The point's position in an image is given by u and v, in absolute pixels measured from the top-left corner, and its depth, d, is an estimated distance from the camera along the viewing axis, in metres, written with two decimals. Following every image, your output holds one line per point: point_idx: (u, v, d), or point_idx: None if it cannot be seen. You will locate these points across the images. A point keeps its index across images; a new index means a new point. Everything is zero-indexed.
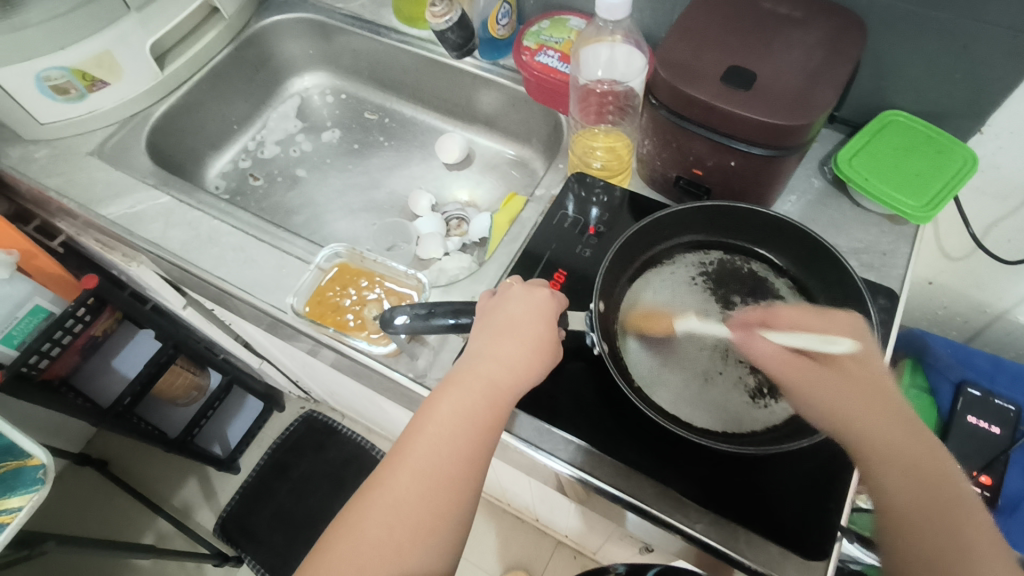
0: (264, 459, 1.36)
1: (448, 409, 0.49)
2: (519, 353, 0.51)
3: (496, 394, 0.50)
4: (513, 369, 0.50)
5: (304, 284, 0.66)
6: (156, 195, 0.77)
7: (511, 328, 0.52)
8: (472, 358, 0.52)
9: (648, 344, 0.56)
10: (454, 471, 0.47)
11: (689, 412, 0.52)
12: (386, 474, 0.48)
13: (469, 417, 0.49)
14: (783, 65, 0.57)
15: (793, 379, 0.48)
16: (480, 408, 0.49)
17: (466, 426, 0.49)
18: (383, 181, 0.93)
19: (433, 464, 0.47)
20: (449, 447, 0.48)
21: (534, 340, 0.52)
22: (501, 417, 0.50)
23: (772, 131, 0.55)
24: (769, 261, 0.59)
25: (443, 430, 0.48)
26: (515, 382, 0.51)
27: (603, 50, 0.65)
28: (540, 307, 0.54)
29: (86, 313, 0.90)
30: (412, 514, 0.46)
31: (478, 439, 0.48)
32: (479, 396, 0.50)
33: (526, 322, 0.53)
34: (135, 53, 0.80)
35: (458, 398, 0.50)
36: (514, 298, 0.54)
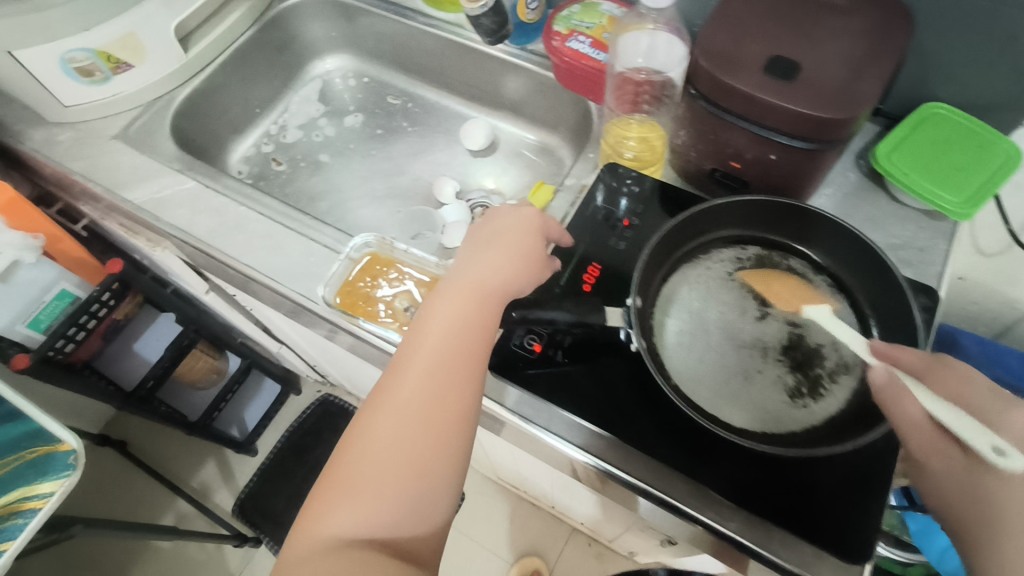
0: (281, 442, 1.37)
1: (443, 316, 0.51)
2: (506, 259, 0.54)
3: (488, 296, 0.52)
4: (501, 272, 0.53)
5: (333, 274, 0.65)
6: (182, 180, 0.77)
7: (498, 239, 0.55)
8: (462, 269, 0.54)
9: (685, 340, 0.55)
10: (458, 367, 0.49)
11: (727, 411, 0.52)
12: (392, 382, 0.49)
13: (464, 320, 0.50)
14: (828, 56, 0.55)
15: (925, 451, 0.42)
16: (474, 311, 0.51)
17: (461, 329, 0.50)
18: (407, 167, 0.92)
19: (433, 366, 0.49)
20: (446, 349, 0.49)
21: (521, 249, 0.54)
22: (494, 315, 0.51)
23: (815, 124, 0.53)
24: (807, 257, 0.58)
25: (440, 335, 0.50)
26: (505, 284, 0.52)
27: (643, 38, 0.65)
28: (524, 219, 0.56)
29: (111, 298, 0.90)
30: (419, 417, 0.47)
31: (475, 340, 0.50)
32: (470, 297, 0.51)
33: (513, 235, 0.55)
34: (160, 36, 0.79)
35: (451, 304, 0.51)
36: (502, 216, 0.57)
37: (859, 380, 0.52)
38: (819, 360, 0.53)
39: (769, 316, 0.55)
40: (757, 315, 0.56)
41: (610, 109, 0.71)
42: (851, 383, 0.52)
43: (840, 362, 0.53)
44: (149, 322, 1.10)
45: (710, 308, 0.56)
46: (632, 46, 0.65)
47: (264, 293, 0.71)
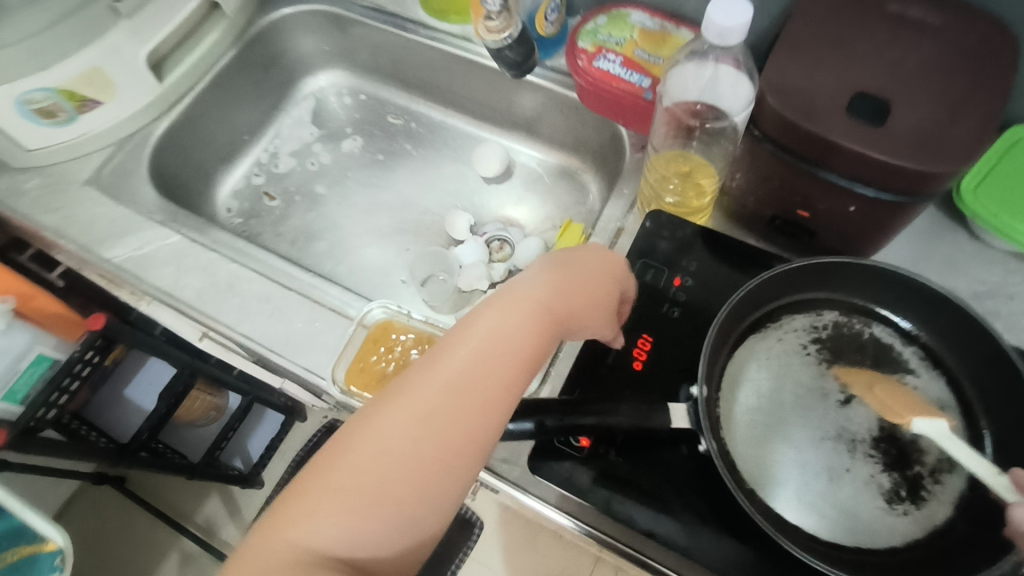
0: (287, 475, 1.29)
1: (493, 325, 0.41)
2: (577, 293, 0.45)
3: (546, 321, 0.43)
4: (569, 305, 0.44)
5: (346, 346, 0.59)
6: (165, 234, 0.68)
7: (574, 271, 0.46)
8: (526, 284, 0.44)
9: (758, 432, 0.47)
10: (493, 400, 0.39)
11: (814, 521, 0.44)
12: (420, 382, 0.39)
13: (514, 338, 0.41)
14: (920, 91, 0.46)
15: None
16: (528, 333, 0.41)
17: (508, 347, 0.41)
18: (414, 198, 0.84)
19: (467, 380, 0.39)
20: (486, 364, 0.40)
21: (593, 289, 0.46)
22: (547, 346, 0.42)
23: (912, 178, 0.44)
24: (894, 325, 0.51)
25: (484, 345, 0.40)
26: (567, 316, 0.44)
27: (706, 69, 0.55)
28: (602, 260, 0.48)
29: (95, 355, 0.81)
30: (438, 434, 0.37)
31: (518, 363, 0.41)
32: (529, 317, 0.42)
33: (590, 272, 0.47)
34: (129, 67, 0.69)
35: (506, 317, 0.41)
36: (584, 252, 0.48)
37: (967, 480, 0.45)
38: (918, 455, 0.46)
39: (854, 399, 0.48)
40: (840, 399, 0.48)
41: (654, 143, 0.61)
42: (958, 484, 0.45)
43: (940, 457, 0.46)
44: (137, 366, 1.06)
45: (785, 389, 0.49)
46: (692, 79, 0.56)
47: (264, 364, 0.63)
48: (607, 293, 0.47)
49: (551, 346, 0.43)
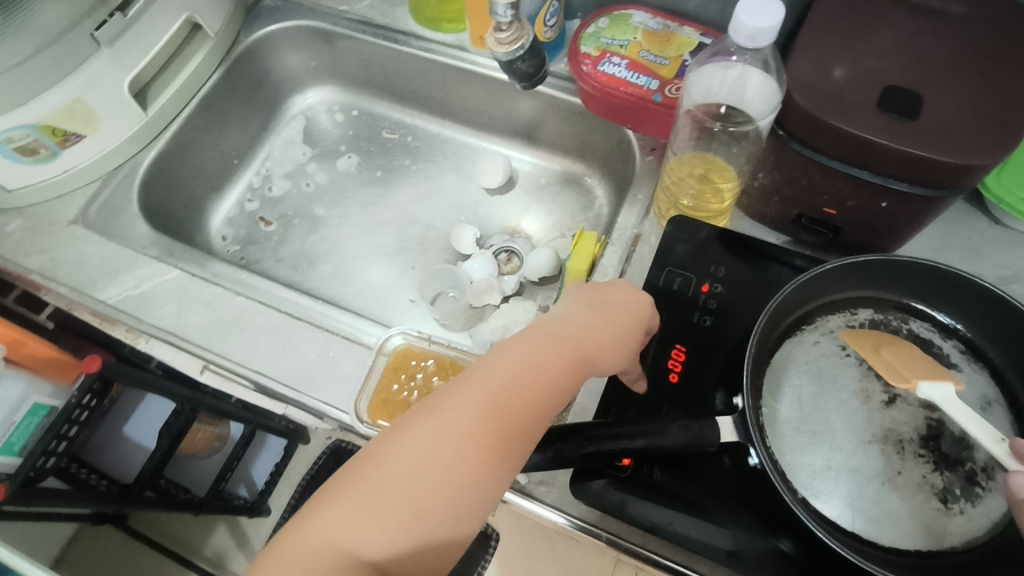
0: (294, 502, 1.26)
1: (527, 353, 0.38)
2: (610, 327, 0.43)
3: (579, 354, 0.40)
4: (599, 339, 0.41)
5: (366, 377, 0.56)
6: (162, 270, 0.65)
7: (610, 304, 0.44)
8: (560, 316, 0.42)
9: (805, 440, 0.46)
10: (528, 424, 0.37)
11: (869, 529, 0.43)
12: (457, 396, 0.37)
13: (547, 370, 0.38)
14: (948, 81, 0.45)
15: None
16: (561, 367, 0.39)
17: (541, 379, 0.38)
18: (416, 214, 0.81)
19: (504, 399, 0.37)
20: (518, 394, 0.37)
21: (625, 326, 0.43)
22: (578, 381, 0.40)
23: (949, 171, 0.43)
24: (932, 319, 0.50)
25: (516, 373, 0.37)
26: (600, 350, 0.41)
27: (727, 72, 0.53)
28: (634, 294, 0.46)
29: (92, 398, 0.77)
30: (465, 461, 0.35)
31: (549, 397, 0.38)
32: (561, 350, 0.39)
33: (625, 309, 0.44)
34: (112, 97, 0.66)
35: (541, 347, 0.39)
36: (616, 285, 0.46)
37: None
38: (968, 452, 0.45)
39: (899, 397, 0.47)
40: (884, 399, 0.47)
41: (675, 146, 0.60)
42: None
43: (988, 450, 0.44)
44: (137, 402, 1.02)
45: (828, 393, 0.47)
46: (716, 83, 0.55)
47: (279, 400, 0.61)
48: (640, 328, 0.44)
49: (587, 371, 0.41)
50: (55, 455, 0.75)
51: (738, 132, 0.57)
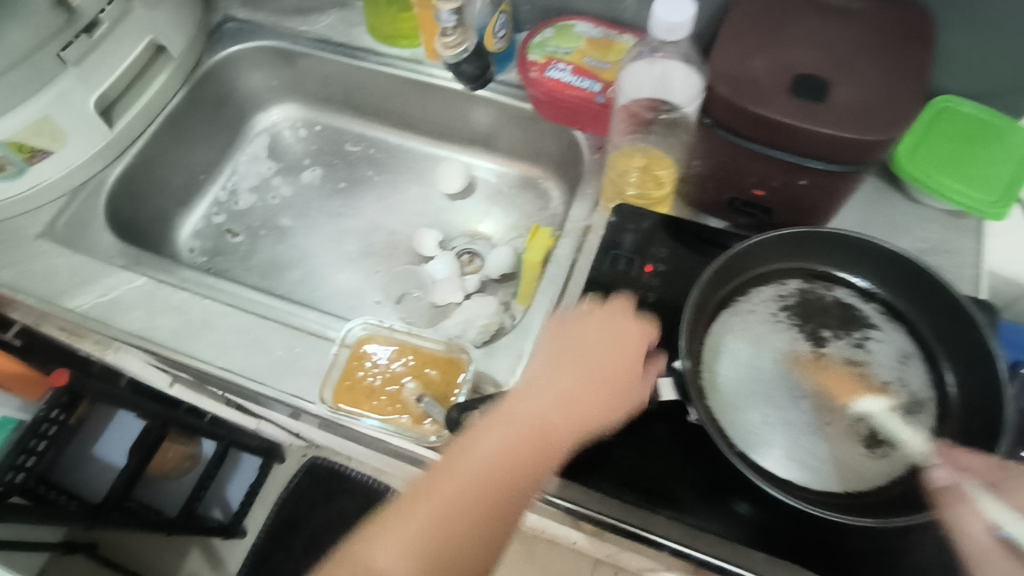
0: (270, 518, 1.28)
1: (496, 438, 0.44)
2: (583, 395, 0.47)
3: (553, 427, 0.46)
4: (568, 413, 0.46)
5: (330, 367, 0.58)
6: (130, 277, 0.66)
7: (583, 363, 0.48)
8: (532, 390, 0.47)
9: (742, 399, 0.49)
10: (496, 501, 0.43)
11: (801, 475, 0.46)
12: (433, 480, 0.44)
13: (523, 449, 0.44)
14: (852, 68, 0.50)
15: None
16: (537, 443, 0.45)
17: (518, 459, 0.44)
18: (380, 221, 0.85)
19: (473, 482, 0.43)
20: (497, 476, 0.43)
21: (602, 380, 0.48)
22: (552, 461, 0.45)
23: (852, 147, 0.48)
24: (852, 285, 0.54)
25: (494, 456, 0.44)
26: (578, 416, 0.46)
27: (654, 67, 0.59)
28: (609, 341, 0.50)
29: (61, 412, 0.80)
30: (434, 540, 0.42)
31: (529, 471, 0.44)
32: (529, 431, 0.45)
33: (599, 364, 0.48)
34: (79, 114, 0.68)
35: (516, 427, 0.45)
36: (586, 339, 0.50)
37: (936, 417, 0.48)
38: (889, 401, 0.49)
39: (825, 356, 0.51)
40: (812, 358, 0.51)
41: (614, 140, 0.65)
42: (928, 423, 0.48)
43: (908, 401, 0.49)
44: (108, 419, 1.02)
45: (763, 356, 0.51)
46: (644, 76, 0.60)
47: (250, 397, 0.62)
48: (619, 377, 0.48)
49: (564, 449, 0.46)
50: (24, 470, 0.78)
51: (670, 121, 0.61)
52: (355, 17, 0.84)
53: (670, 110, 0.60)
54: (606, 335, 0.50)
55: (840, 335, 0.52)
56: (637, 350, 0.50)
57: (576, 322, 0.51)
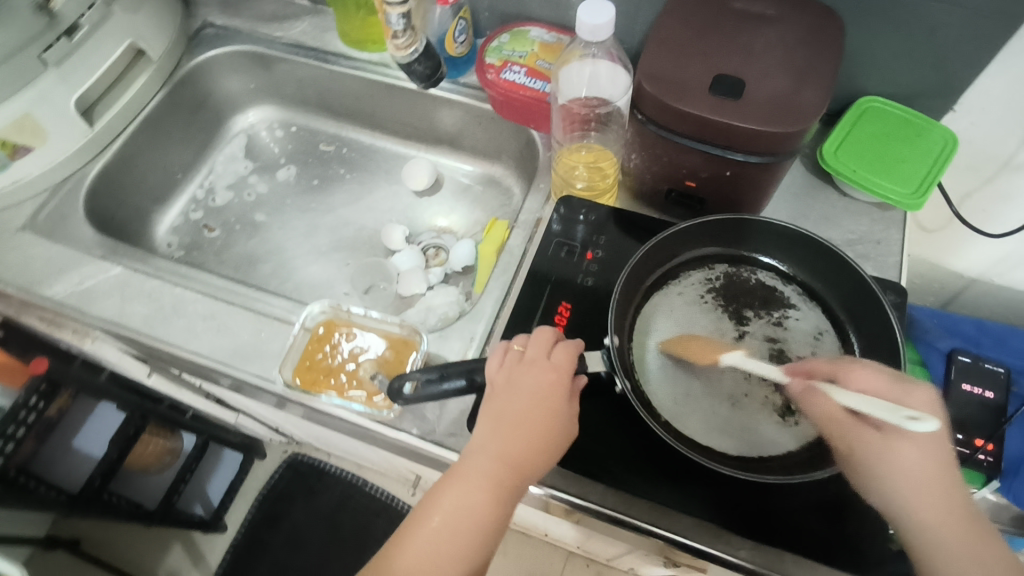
0: (253, 511, 1.28)
1: (440, 513, 0.43)
2: (522, 450, 0.44)
3: (498, 491, 0.43)
4: (511, 474, 0.44)
5: (289, 350, 0.62)
6: (106, 267, 0.70)
7: (515, 415, 0.45)
8: (472, 454, 0.45)
9: (669, 372, 0.54)
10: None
11: (719, 441, 0.51)
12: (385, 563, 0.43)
13: (469, 515, 0.43)
14: (769, 68, 0.55)
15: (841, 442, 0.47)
16: (481, 507, 0.43)
17: (465, 524, 0.43)
18: (350, 217, 0.89)
19: (424, 563, 0.42)
20: (449, 548, 0.42)
21: (540, 431, 0.45)
22: (501, 521, 0.43)
23: (767, 140, 0.52)
24: (775, 269, 0.59)
25: (441, 530, 0.43)
26: (517, 472, 0.44)
27: (583, 68, 0.64)
28: (539, 384, 0.46)
29: (39, 400, 0.88)
30: None
31: (481, 534, 0.43)
32: (471, 499, 0.43)
33: (531, 412, 0.45)
34: (59, 113, 0.72)
35: (458, 493, 0.43)
36: (519, 389, 0.46)
37: None
38: None
39: (746, 334, 0.55)
40: (735, 336, 0.55)
41: (557, 139, 0.69)
42: None
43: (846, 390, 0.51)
44: (87, 413, 1.05)
45: (691, 334, 0.56)
46: (575, 76, 0.64)
47: (217, 379, 0.66)
48: (558, 427, 0.45)
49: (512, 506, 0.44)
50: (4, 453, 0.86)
51: (607, 117, 0.68)
52: (327, 23, 0.88)
53: (599, 105, 0.66)
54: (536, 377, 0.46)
55: (761, 313, 0.56)
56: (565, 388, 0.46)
57: (510, 370, 0.47)
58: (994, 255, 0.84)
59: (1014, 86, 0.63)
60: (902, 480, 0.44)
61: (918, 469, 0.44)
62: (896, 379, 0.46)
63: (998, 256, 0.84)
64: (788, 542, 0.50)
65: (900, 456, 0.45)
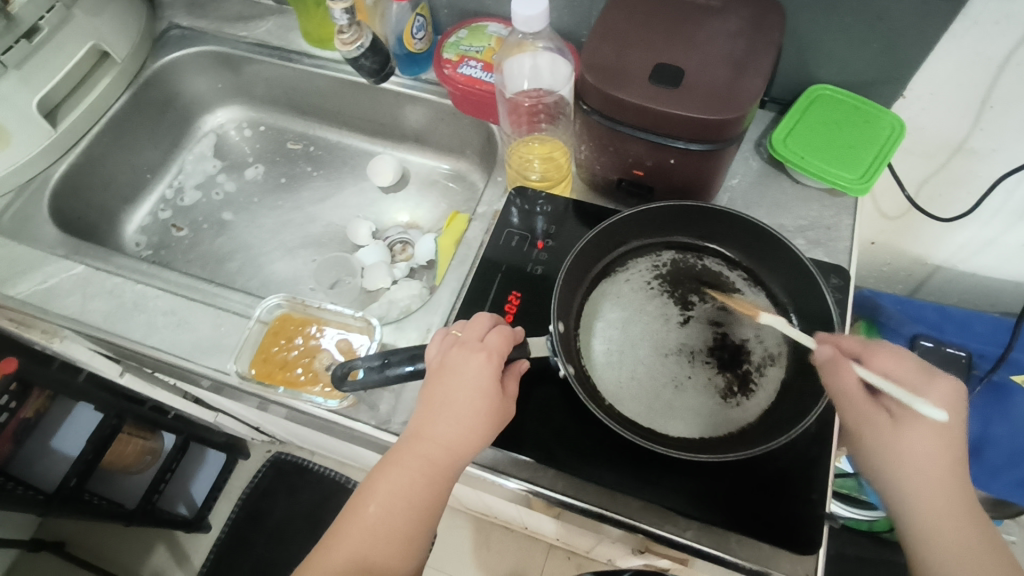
0: (235, 511, 1.29)
1: (378, 497, 0.44)
2: (457, 430, 0.45)
3: (436, 470, 0.44)
4: (448, 454, 0.45)
5: (245, 343, 0.62)
6: (69, 265, 0.71)
7: (446, 399, 0.46)
8: (409, 437, 0.46)
9: (615, 357, 0.55)
10: (391, 560, 0.43)
11: (662, 423, 0.51)
12: (326, 551, 0.43)
13: (406, 498, 0.44)
14: (708, 57, 0.56)
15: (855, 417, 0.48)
16: (417, 489, 0.44)
17: (402, 507, 0.43)
18: (317, 214, 0.89)
19: (365, 549, 0.43)
20: (388, 532, 0.43)
21: (471, 412, 0.45)
22: (439, 500, 0.44)
23: (705, 127, 0.53)
24: (722, 256, 0.60)
25: (379, 514, 0.43)
26: (451, 453, 0.45)
27: (526, 60, 0.65)
28: (472, 365, 0.46)
29: (11, 400, 0.92)
30: None
31: (419, 514, 0.44)
32: (410, 482, 0.44)
33: (462, 394, 0.46)
34: (22, 115, 0.73)
35: (394, 478, 0.44)
36: (453, 370, 0.46)
37: (786, 370, 0.54)
38: (745, 356, 0.55)
39: (692, 318, 0.56)
40: (680, 320, 0.56)
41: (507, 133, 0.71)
42: (779, 375, 0.54)
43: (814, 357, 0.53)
44: (65, 415, 1.06)
45: (637, 320, 0.57)
46: (518, 68, 0.66)
47: (178, 374, 0.67)
48: (495, 406, 0.46)
49: (451, 485, 0.45)
50: None
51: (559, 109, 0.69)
52: (292, 23, 0.89)
53: (545, 95, 0.67)
54: (467, 361, 0.47)
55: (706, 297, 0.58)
56: (501, 367, 0.47)
57: (447, 353, 0.48)
58: (953, 241, 0.85)
59: (956, 72, 0.63)
60: (913, 468, 0.46)
61: (929, 458, 0.46)
62: (923, 370, 0.48)
63: (957, 243, 0.85)
64: (732, 522, 0.50)
65: (917, 439, 0.46)
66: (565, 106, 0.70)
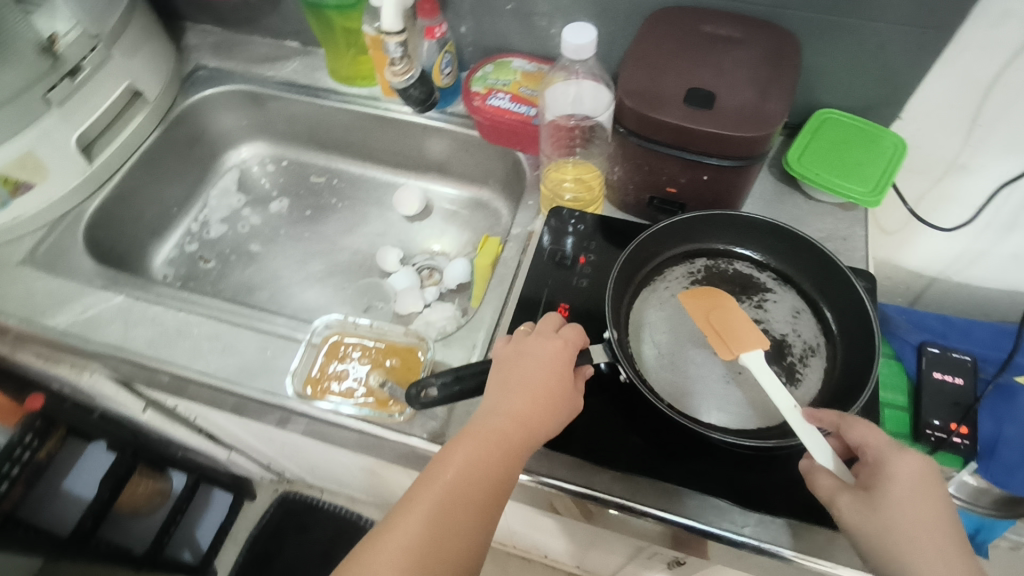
0: (243, 555, 1.25)
1: (457, 463, 0.45)
2: (529, 410, 0.48)
3: (511, 444, 0.46)
4: (523, 431, 0.47)
5: (299, 363, 0.64)
6: (108, 296, 0.71)
7: (520, 382, 0.49)
8: (484, 413, 0.48)
9: (665, 359, 0.58)
10: (465, 528, 0.43)
11: (718, 418, 0.54)
12: (401, 515, 0.44)
13: (483, 467, 0.45)
14: (736, 82, 0.60)
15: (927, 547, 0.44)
16: (493, 459, 0.46)
17: (479, 475, 0.45)
18: (343, 242, 0.92)
19: (441, 513, 0.43)
20: (464, 496, 0.44)
21: (544, 394, 0.48)
22: (512, 474, 0.46)
23: (739, 144, 0.57)
24: (749, 259, 0.64)
25: (457, 480, 0.45)
26: (523, 431, 0.47)
27: (570, 87, 0.71)
28: (545, 353, 0.50)
29: (34, 437, 0.88)
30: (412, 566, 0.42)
31: (493, 486, 0.45)
32: (488, 451, 0.46)
33: (537, 376, 0.49)
34: (60, 150, 0.74)
35: (472, 448, 0.46)
36: (528, 358, 0.50)
37: (826, 359, 0.58)
38: (787, 350, 0.59)
39: None
40: None
41: (546, 154, 0.76)
42: (822, 363, 0.58)
43: (858, 355, 0.55)
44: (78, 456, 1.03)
45: (681, 324, 0.60)
46: (561, 95, 0.72)
47: (224, 401, 0.67)
48: (566, 392, 0.49)
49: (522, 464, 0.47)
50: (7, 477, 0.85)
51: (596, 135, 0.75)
52: (317, 63, 0.93)
53: (585, 120, 0.73)
54: (540, 349, 0.50)
55: (740, 298, 0.62)
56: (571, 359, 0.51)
57: (520, 342, 0.51)
58: (950, 253, 0.90)
59: (950, 95, 0.70)
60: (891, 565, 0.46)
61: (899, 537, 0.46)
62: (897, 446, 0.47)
63: (953, 255, 0.91)
64: (790, 512, 0.52)
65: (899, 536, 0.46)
66: (597, 130, 0.75)
